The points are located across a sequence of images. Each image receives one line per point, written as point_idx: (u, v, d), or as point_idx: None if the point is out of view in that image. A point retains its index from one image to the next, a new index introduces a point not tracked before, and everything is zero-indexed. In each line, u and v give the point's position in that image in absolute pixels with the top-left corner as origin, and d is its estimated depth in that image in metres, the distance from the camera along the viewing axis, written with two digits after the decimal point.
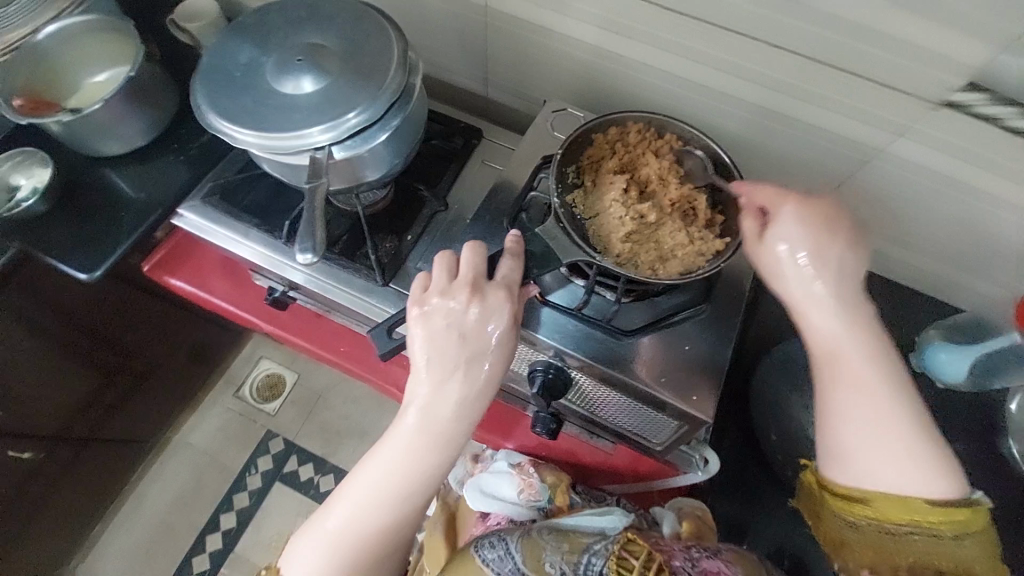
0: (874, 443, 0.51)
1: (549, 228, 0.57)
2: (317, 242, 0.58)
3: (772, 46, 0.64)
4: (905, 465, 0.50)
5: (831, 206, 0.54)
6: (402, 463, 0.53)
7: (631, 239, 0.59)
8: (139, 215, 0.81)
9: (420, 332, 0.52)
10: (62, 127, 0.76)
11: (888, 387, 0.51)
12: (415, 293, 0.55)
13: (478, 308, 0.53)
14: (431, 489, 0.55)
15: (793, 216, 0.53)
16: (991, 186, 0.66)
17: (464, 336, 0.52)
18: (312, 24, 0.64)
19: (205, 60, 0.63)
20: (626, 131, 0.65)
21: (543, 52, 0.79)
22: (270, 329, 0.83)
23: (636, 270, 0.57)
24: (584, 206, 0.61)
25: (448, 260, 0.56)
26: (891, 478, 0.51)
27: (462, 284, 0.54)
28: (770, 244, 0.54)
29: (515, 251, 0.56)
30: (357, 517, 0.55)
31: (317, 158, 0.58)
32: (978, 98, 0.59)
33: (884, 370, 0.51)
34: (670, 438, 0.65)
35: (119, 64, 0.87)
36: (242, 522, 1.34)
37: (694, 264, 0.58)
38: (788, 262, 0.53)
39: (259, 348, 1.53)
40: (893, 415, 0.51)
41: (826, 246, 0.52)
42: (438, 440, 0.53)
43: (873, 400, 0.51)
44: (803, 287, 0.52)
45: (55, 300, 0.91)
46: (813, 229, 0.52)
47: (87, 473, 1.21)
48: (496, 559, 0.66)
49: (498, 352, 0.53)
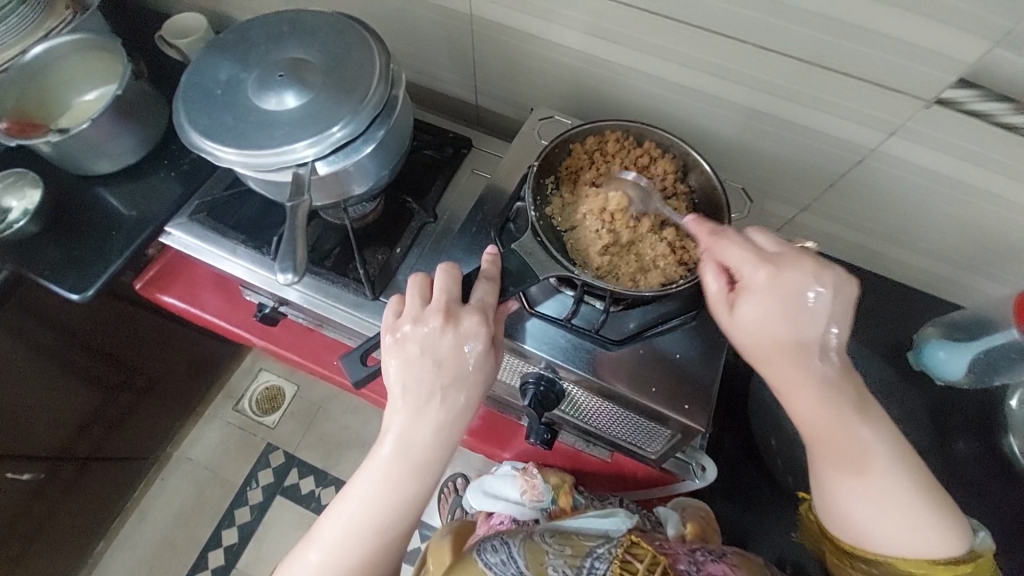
0: (878, 512, 0.51)
1: (526, 243, 0.56)
2: (297, 261, 0.58)
3: (760, 48, 0.63)
4: (908, 530, 0.51)
5: (806, 267, 0.50)
6: (381, 491, 0.53)
7: (609, 251, 0.58)
8: (130, 233, 0.81)
9: (394, 361, 0.52)
10: (52, 147, 0.76)
11: (884, 455, 0.50)
12: (388, 320, 0.54)
13: (452, 334, 0.52)
14: (413, 515, 0.54)
15: (762, 287, 0.50)
16: (987, 182, 0.65)
17: (439, 363, 0.52)
18: (294, 39, 0.64)
19: (185, 79, 0.62)
20: (605, 140, 0.64)
21: (530, 59, 0.78)
22: (263, 345, 0.82)
23: (617, 282, 0.57)
24: (562, 218, 0.61)
25: (421, 284, 0.55)
26: (898, 542, 0.51)
27: (435, 309, 0.53)
28: (741, 318, 0.51)
29: (491, 273, 0.54)
30: (336, 551, 0.53)
31: (301, 174, 0.57)
32: (969, 94, 0.58)
33: (878, 438, 0.51)
34: (665, 446, 0.64)
35: (107, 82, 0.87)
36: (244, 537, 1.34)
37: (676, 273, 0.57)
38: (761, 338, 0.50)
39: (259, 360, 1.53)
40: (892, 483, 0.50)
41: (802, 319, 0.49)
42: (417, 465, 0.52)
43: (868, 469, 0.50)
44: (779, 364, 0.50)
45: (49, 320, 0.91)
46: (786, 302, 0.49)
47: (88, 491, 1.20)
48: (498, 563, 0.65)
49: (475, 376, 0.52)
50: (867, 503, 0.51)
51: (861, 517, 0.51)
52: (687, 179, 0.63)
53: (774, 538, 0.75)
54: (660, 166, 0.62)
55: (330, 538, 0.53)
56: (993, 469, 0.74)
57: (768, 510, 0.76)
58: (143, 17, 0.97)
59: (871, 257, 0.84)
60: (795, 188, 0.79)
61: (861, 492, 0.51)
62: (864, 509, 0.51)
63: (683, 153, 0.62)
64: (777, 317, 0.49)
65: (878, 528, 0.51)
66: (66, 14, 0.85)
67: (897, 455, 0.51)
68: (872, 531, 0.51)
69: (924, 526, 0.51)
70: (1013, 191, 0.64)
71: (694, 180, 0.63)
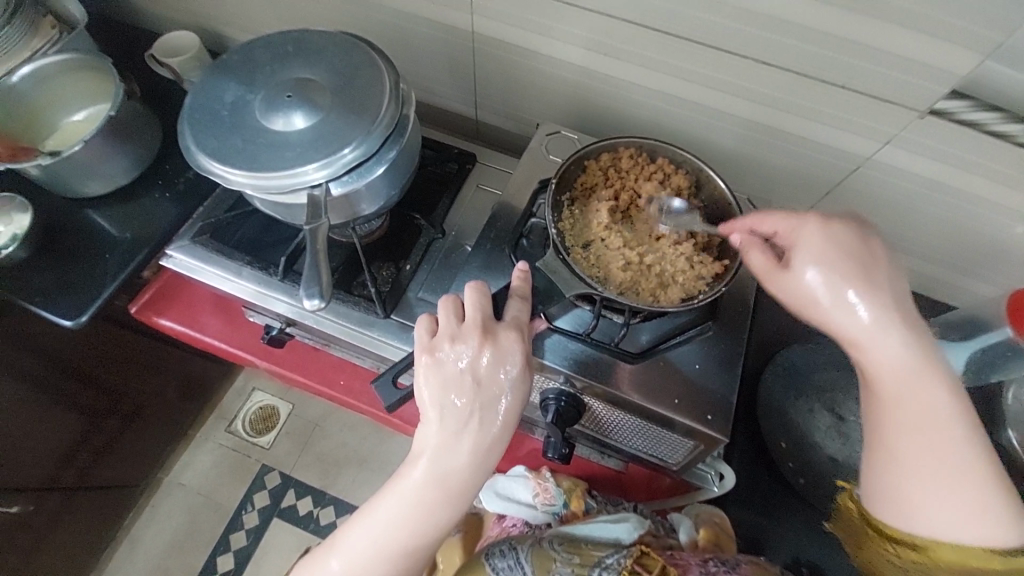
0: (934, 476, 0.47)
1: (550, 261, 0.57)
2: (323, 286, 0.57)
3: (758, 62, 0.65)
4: (974, 515, 0.47)
5: (856, 226, 0.52)
6: (412, 513, 0.52)
7: (630, 268, 0.60)
8: (125, 255, 0.79)
9: (432, 381, 0.52)
10: (42, 170, 0.73)
11: (961, 423, 0.48)
12: (423, 340, 0.54)
13: (491, 353, 0.52)
14: (439, 536, 0.54)
15: (815, 240, 0.52)
16: (975, 187, 0.68)
17: (478, 383, 0.52)
18: (301, 59, 0.63)
19: (189, 99, 0.61)
20: (618, 157, 0.66)
21: (530, 75, 0.79)
22: (266, 366, 0.81)
23: (638, 297, 0.58)
24: (578, 233, 0.62)
25: (453, 304, 0.56)
26: (953, 524, 0.47)
27: (473, 328, 0.53)
28: (799, 275, 0.51)
29: (521, 291, 0.56)
30: (358, 565, 0.53)
31: (315, 196, 0.57)
32: (960, 105, 0.60)
33: (959, 402, 0.48)
34: (685, 457, 0.65)
35: (98, 101, 0.86)
36: (241, 563, 1.30)
37: (694, 287, 0.59)
38: (826, 292, 0.50)
39: (252, 380, 1.49)
40: (964, 455, 0.47)
41: (873, 269, 0.50)
42: (452, 489, 0.52)
43: (938, 437, 0.47)
44: (848, 311, 0.49)
45: (36, 347, 0.88)
46: (840, 255, 0.50)
47: (76, 522, 1.16)
48: (506, 568, 0.66)
49: (510, 397, 0.52)
50: (923, 466, 0.48)
51: (922, 494, 0.48)
52: (699, 194, 0.65)
53: (785, 541, 0.77)
54: (674, 181, 0.65)
55: (355, 553, 0.53)
56: None
57: (778, 510, 0.78)
58: (132, 36, 0.96)
59: None
60: (792, 196, 0.81)
61: (922, 453, 0.48)
62: (919, 471, 0.48)
63: (695, 168, 0.64)
64: (839, 265, 0.50)
65: (931, 495, 0.48)
66: (53, 33, 0.80)
67: (970, 426, 0.48)
68: (919, 495, 0.48)
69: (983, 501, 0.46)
70: (998, 193, 0.67)
71: (706, 194, 0.65)
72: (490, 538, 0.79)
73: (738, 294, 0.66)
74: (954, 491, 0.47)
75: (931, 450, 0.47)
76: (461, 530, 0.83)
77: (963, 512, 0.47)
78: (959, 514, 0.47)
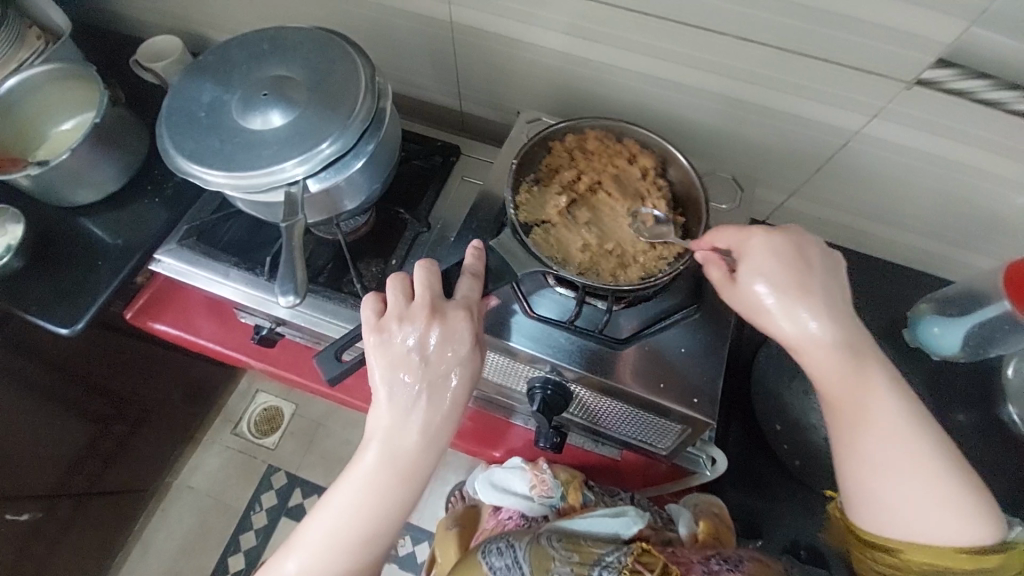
0: (897, 479, 0.49)
1: (505, 241, 0.58)
2: (298, 281, 0.58)
3: (739, 39, 0.64)
4: (938, 513, 0.49)
5: (798, 235, 0.53)
6: (368, 497, 0.52)
7: (589, 249, 0.60)
8: (117, 261, 0.80)
9: (379, 362, 0.52)
10: (31, 180, 0.74)
11: (906, 420, 0.50)
12: (372, 320, 0.54)
13: (438, 331, 0.52)
14: (397, 522, 0.54)
15: (762, 251, 0.52)
16: (968, 158, 0.66)
17: (425, 361, 0.52)
18: (276, 57, 0.63)
19: (166, 104, 0.61)
20: (585, 138, 0.66)
21: (511, 63, 0.78)
22: (261, 366, 0.81)
23: (598, 278, 0.59)
24: (538, 214, 0.62)
25: (402, 282, 0.55)
26: (916, 523, 0.49)
27: (421, 306, 0.53)
28: (748, 290, 0.52)
29: (473, 269, 0.56)
30: (317, 558, 0.52)
31: (293, 193, 0.57)
32: (947, 74, 0.59)
33: (903, 404, 0.50)
34: (675, 441, 0.65)
35: (85, 111, 0.86)
36: (251, 562, 1.32)
37: (655, 268, 0.59)
38: (778, 309, 0.51)
39: (255, 381, 1.50)
40: (920, 456, 0.49)
41: (810, 278, 0.51)
42: (404, 469, 0.52)
43: (883, 440, 0.49)
44: (797, 325, 0.51)
45: (38, 357, 0.89)
46: (785, 262, 0.51)
47: (88, 527, 1.18)
48: (503, 567, 0.67)
49: (461, 374, 0.52)
50: (893, 475, 0.49)
51: (888, 500, 0.50)
52: (666, 174, 0.65)
53: (786, 525, 0.77)
54: (640, 161, 0.65)
55: (312, 547, 0.53)
56: (995, 439, 0.74)
57: (773, 493, 0.78)
58: (118, 43, 0.96)
59: (861, 237, 0.85)
60: (782, 176, 0.79)
61: (885, 461, 0.49)
62: (895, 485, 0.49)
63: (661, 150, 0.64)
64: (784, 276, 0.51)
65: (902, 501, 0.49)
66: (39, 44, 0.81)
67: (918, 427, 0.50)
68: (889, 506, 0.50)
69: (942, 497, 0.49)
70: (993, 163, 0.66)
71: (672, 174, 0.65)
72: (486, 529, 0.83)
73: None
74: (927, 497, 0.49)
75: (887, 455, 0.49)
76: (457, 525, 0.87)
77: (929, 510, 0.49)
78: (920, 512, 0.49)
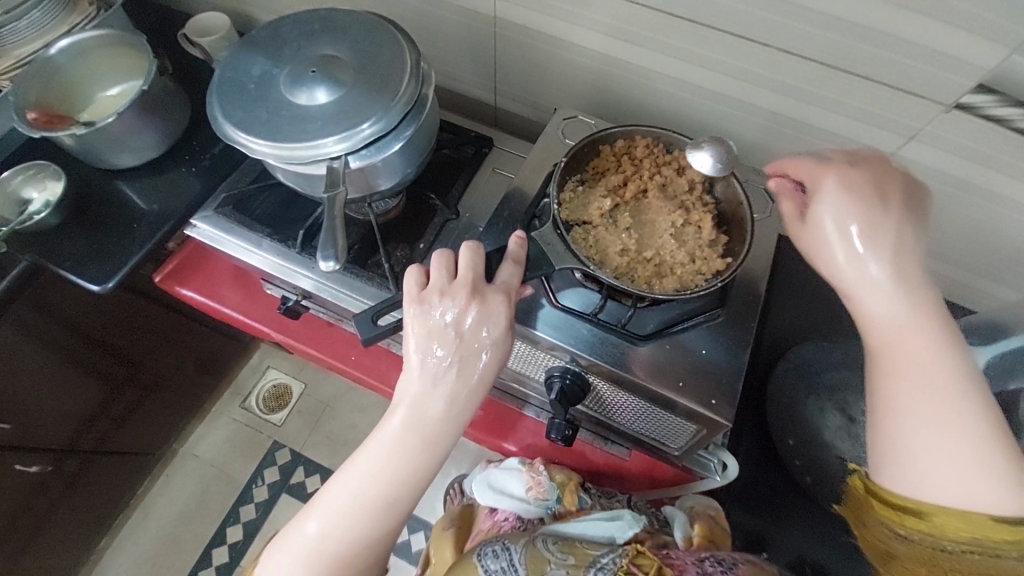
0: (934, 426, 0.43)
1: (546, 234, 0.58)
2: (338, 249, 0.59)
3: (782, 51, 0.64)
4: (975, 474, 0.41)
5: (877, 171, 0.53)
6: (390, 466, 0.53)
7: (627, 254, 0.61)
8: (152, 225, 0.82)
9: (416, 331, 0.53)
10: (76, 140, 0.76)
11: (962, 372, 0.44)
12: (413, 291, 0.55)
13: (477, 310, 0.53)
14: (416, 495, 0.55)
15: (836, 186, 0.52)
16: (1001, 186, 0.66)
17: (461, 336, 0.53)
18: (327, 37, 0.65)
19: (218, 73, 0.63)
20: (635, 145, 0.67)
21: (551, 61, 0.80)
22: (281, 338, 0.83)
23: (633, 283, 0.60)
24: (579, 215, 0.63)
25: (446, 259, 0.56)
26: (945, 484, 0.41)
27: (463, 284, 0.54)
28: (816, 224, 0.52)
29: (516, 256, 0.57)
30: (338, 521, 0.54)
31: (334, 167, 0.58)
32: (989, 100, 0.59)
33: (963, 359, 0.45)
34: (688, 441, 0.65)
35: (131, 78, 0.88)
36: (249, 534, 1.33)
37: (692, 281, 0.60)
38: (838, 241, 0.50)
39: (267, 358, 1.53)
40: (966, 408, 0.42)
41: (877, 212, 0.50)
42: (428, 442, 0.53)
43: (930, 388, 0.44)
44: (855, 260, 0.49)
45: (66, 312, 0.91)
46: (858, 198, 0.50)
47: (93, 485, 1.20)
48: (498, 570, 0.66)
49: (491, 353, 0.54)
50: (926, 420, 0.43)
51: (918, 450, 0.43)
52: (713, 191, 0.66)
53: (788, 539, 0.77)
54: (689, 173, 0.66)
55: (334, 510, 0.54)
56: None
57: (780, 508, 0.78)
58: (168, 16, 0.99)
59: None
60: None
61: (920, 405, 0.44)
62: (923, 433, 0.43)
63: None
64: (852, 207, 0.50)
65: (932, 452, 0.42)
66: (90, 10, 0.87)
67: (976, 381, 0.44)
68: (913, 456, 0.43)
69: (986, 459, 0.41)
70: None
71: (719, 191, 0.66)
72: (482, 529, 0.82)
73: (748, 282, 0.66)
74: (958, 449, 0.41)
75: (926, 400, 0.44)
76: (454, 525, 0.88)
77: (964, 470, 0.41)
78: (955, 470, 0.41)
